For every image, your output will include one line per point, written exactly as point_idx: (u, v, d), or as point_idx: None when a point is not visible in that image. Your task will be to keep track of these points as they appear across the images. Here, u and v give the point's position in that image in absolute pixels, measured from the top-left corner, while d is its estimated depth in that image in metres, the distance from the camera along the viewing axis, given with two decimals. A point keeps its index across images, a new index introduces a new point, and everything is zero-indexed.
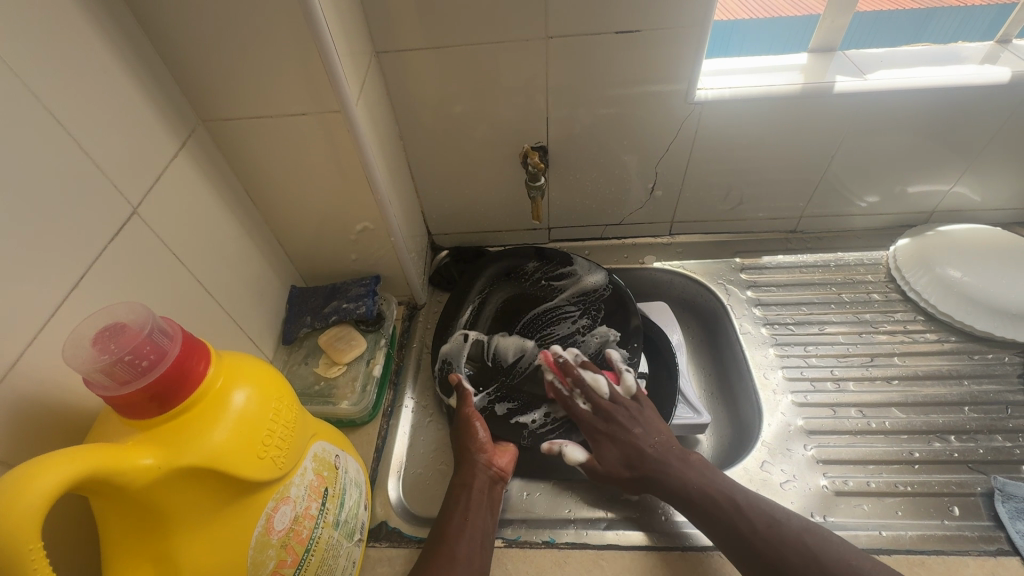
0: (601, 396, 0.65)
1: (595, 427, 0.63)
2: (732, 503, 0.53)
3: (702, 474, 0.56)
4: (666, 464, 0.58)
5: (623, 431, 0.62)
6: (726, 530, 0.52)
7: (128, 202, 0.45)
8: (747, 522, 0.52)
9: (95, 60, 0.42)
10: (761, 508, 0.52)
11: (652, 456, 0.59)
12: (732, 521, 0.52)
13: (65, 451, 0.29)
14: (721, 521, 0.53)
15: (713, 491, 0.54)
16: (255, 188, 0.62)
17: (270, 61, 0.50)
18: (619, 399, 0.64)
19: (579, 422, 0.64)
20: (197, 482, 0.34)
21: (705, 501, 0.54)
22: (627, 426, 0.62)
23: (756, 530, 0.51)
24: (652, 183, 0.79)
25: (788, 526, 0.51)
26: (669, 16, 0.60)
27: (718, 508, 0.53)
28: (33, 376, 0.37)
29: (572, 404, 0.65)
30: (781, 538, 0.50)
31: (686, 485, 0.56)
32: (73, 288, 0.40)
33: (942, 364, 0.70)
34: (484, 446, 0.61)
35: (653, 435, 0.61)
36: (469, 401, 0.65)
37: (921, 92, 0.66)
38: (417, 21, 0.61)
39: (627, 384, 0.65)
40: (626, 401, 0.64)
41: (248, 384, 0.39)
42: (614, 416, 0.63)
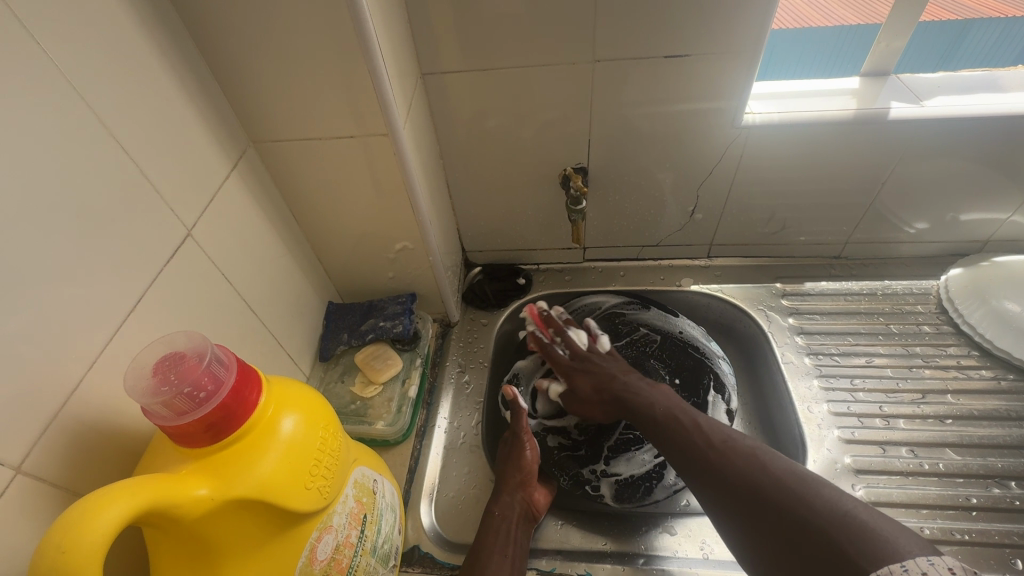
0: (581, 347, 0.70)
1: (573, 367, 0.68)
2: (690, 421, 0.55)
3: (664, 400, 0.60)
4: (639, 391, 0.62)
5: (600, 366, 0.67)
6: (682, 446, 0.54)
7: (183, 225, 0.46)
8: (702, 436, 0.53)
9: (156, 87, 0.43)
10: (720, 429, 0.54)
11: (620, 381, 0.64)
12: (689, 440, 0.54)
13: (126, 483, 0.30)
14: (677, 439, 0.55)
15: (676, 415, 0.57)
16: (299, 207, 0.62)
17: (322, 85, 0.51)
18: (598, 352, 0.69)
19: (559, 364, 0.69)
20: (247, 512, 0.34)
21: (664, 421, 0.57)
22: (604, 364, 0.67)
23: (712, 445, 0.52)
24: (692, 207, 0.78)
25: (739, 439, 0.52)
26: (718, 40, 0.59)
27: (679, 426, 0.56)
28: (92, 400, 0.37)
29: (553, 349, 0.70)
30: (731, 448, 0.51)
31: (650, 407, 0.59)
32: (131, 311, 0.41)
33: (1000, 404, 0.67)
34: (523, 479, 0.60)
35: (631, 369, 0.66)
36: (521, 420, 0.64)
37: (983, 120, 0.63)
38: (462, 43, 0.62)
39: (603, 342, 0.71)
40: (603, 354, 0.69)
41: (297, 412, 0.39)
42: (589, 360, 0.68)
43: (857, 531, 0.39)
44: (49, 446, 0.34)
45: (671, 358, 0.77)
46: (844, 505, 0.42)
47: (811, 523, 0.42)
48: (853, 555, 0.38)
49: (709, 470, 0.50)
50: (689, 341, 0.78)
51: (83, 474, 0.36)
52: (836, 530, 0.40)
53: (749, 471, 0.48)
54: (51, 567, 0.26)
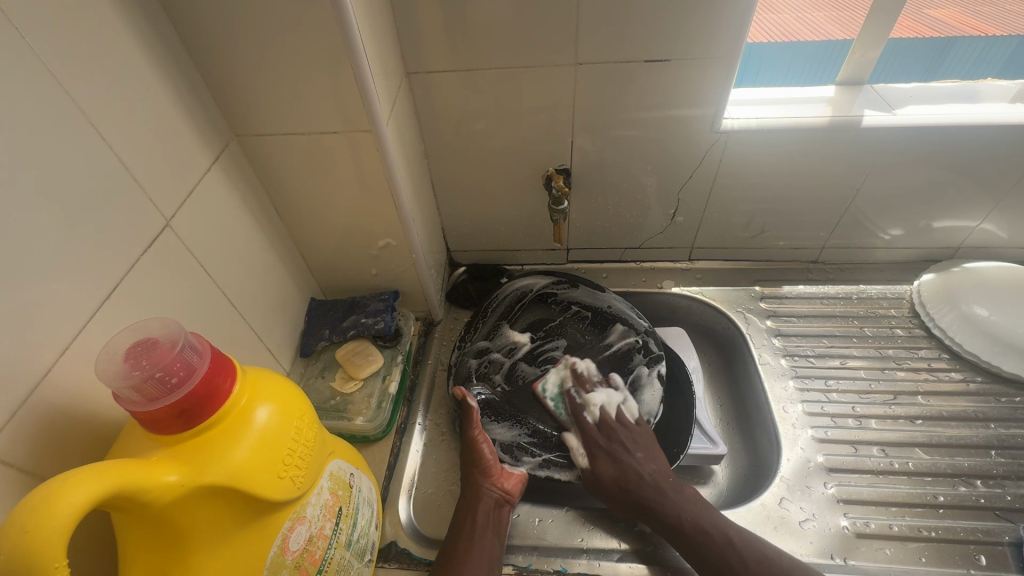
0: (611, 416, 0.65)
1: (598, 441, 0.63)
2: (724, 537, 0.54)
3: (692, 508, 0.57)
4: (663, 495, 0.58)
5: (625, 454, 0.62)
6: (716, 561, 0.53)
7: (162, 216, 0.46)
8: (738, 555, 0.53)
9: (137, 77, 0.43)
10: (756, 546, 0.54)
11: (651, 483, 0.59)
12: (726, 559, 0.53)
13: (93, 467, 0.30)
14: (713, 555, 0.53)
15: (705, 529, 0.55)
16: (281, 202, 0.63)
17: (306, 81, 0.51)
18: (625, 422, 0.65)
19: (586, 432, 0.64)
20: (217, 500, 0.34)
21: (695, 533, 0.55)
22: (624, 449, 0.62)
23: (748, 565, 0.52)
24: (673, 210, 0.79)
25: (777, 565, 0.52)
26: (698, 46, 0.61)
27: (711, 541, 0.54)
28: (63, 387, 0.37)
29: (581, 415, 0.66)
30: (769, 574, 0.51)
31: (680, 521, 0.56)
32: (106, 299, 0.41)
33: (968, 405, 0.69)
34: (486, 470, 0.61)
35: (648, 464, 0.61)
36: (473, 420, 0.64)
37: (953, 130, 0.65)
38: (447, 44, 0.62)
39: (648, 409, 0.67)
40: (615, 422, 0.65)
41: (272, 402, 0.39)
42: (616, 434, 0.64)
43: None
44: (20, 431, 0.34)
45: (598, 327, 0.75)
46: None
47: None
48: None
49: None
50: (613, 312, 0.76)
51: (52, 460, 0.36)
52: None
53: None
54: (14, 548, 0.26)
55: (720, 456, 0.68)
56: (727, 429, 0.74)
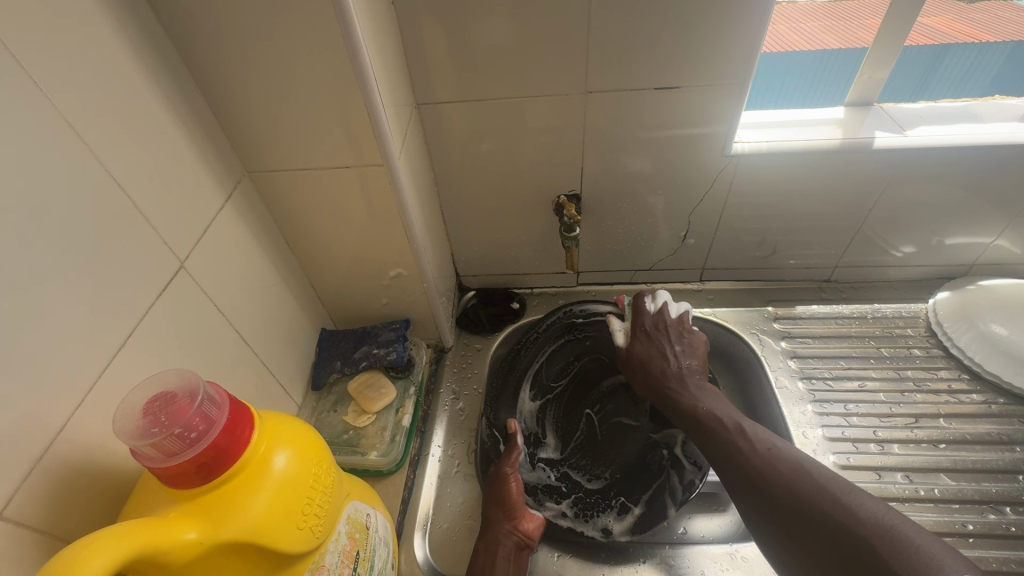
0: (661, 314, 0.72)
1: (642, 329, 0.71)
2: (735, 427, 0.59)
3: (708, 402, 0.64)
4: (682, 386, 0.67)
5: (666, 342, 0.70)
6: (726, 447, 0.58)
7: (176, 257, 0.46)
8: (745, 441, 0.57)
9: (151, 121, 0.44)
10: (766, 438, 0.57)
11: (676, 374, 0.67)
12: (733, 443, 0.58)
13: (111, 530, 0.29)
14: (720, 441, 0.59)
15: (719, 416, 0.61)
16: (292, 236, 0.62)
17: (319, 120, 0.51)
18: (680, 322, 0.71)
19: (636, 321, 0.73)
20: (237, 555, 0.34)
21: (699, 416, 0.62)
22: (669, 340, 0.69)
23: (756, 450, 0.56)
24: (684, 231, 0.79)
25: (785, 448, 0.55)
26: (707, 72, 0.61)
27: (725, 431, 0.59)
28: (78, 441, 0.36)
29: (642, 307, 0.73)
30: (778, 455, 0.54)
31: (693, 408, 0.64)
32: (122, 345, 0.40)
33: (992, 427, 0.67)
34: (511, 512, 0.59)
35: (687, 358, 0.69)
36: (509, 458, 0.64)
37: (965, 150, 0.65)
38: (456, 76, 0.63)
39: (682, 310, 0.72)
40: (672, 322, 0.71)
41: (289, 447, 0.38)
42: (663, 330, 0.70)
43: (899, 548, 0.43)
44: (35, 490, 0.33)
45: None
46: (893, 522, 0.45)
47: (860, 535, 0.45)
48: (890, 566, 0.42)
49: (752, 470, 0.55)
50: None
51: (66, 518, 0.35)
52: (881, 548, 0.43)
53: (794, 480, 0.52)
54: None
55: None
56: None
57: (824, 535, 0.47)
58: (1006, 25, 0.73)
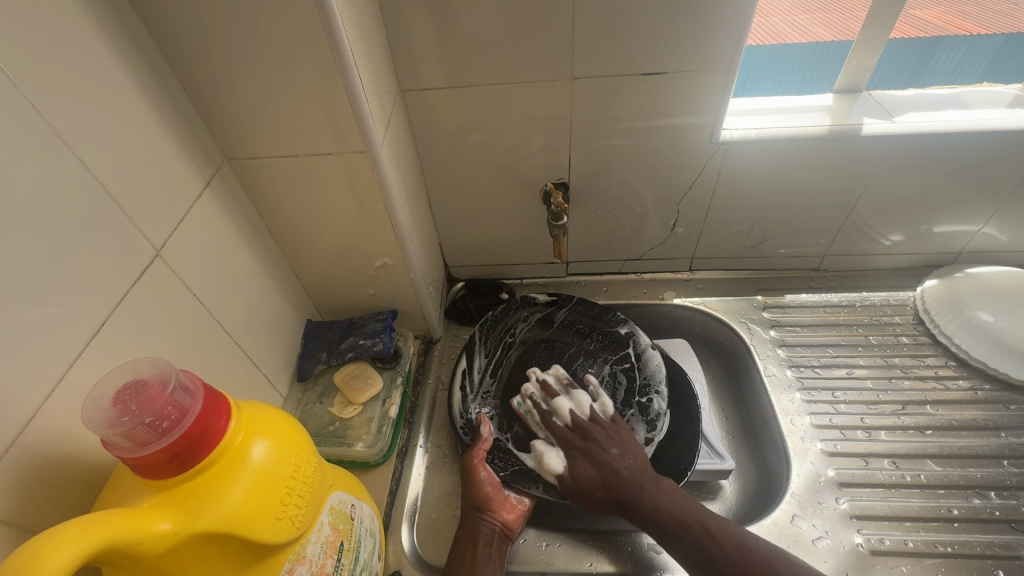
0: (582, 416, 0.64)
1: (573, 441, 0.62)
2: (700, 527, 0.53)
3: (672, 500, 0.55)
4: (641, 489, 0.56)
5: (601, 449, 0.60)
6: (701, 558, 0.51)
7: (152, 246, 0.45)
8: (716, 546, 0.51)
9: (125, 106, 0.42)
10: (733, 532, 0.52)
11: (629, 478, 0.57)
12: (705, 546, 0.51)
13: (81, 520, 0.28)
14: (693, 549, 0.52)
15: (683, 518, 0.54)
16: (275, 225, 0.61)
17: (298, 104, 0.50)
18: (597, 421, 0.63)
19: (556, 433, 0.63)
20: (214, 545, 0.33)
21: (675, 528, 0.53)
22: (605, 443, 0.61)
23: (727, 556, 0.50)
24: (673, 221, 0.78)
25: (756, 543, 0.51)
26: (695, 59, 0.60)
27: (691, 535, 0.52)
28: (49, 432, 0.35)
29: (551, 420, 0.64)
30: (751, 558, 0.49)
31: (657, 516, 0.55)
32: (95, 336, 0.39)
33: (977, 413, 0.68)
34: (484, 505, 0.59)
35: (629, 458, 0.60)
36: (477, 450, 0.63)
37: (954, 136, 0.65)
38: (442, 62, 0.62)
39: (603, 408, 0.65)
40: (604, 422, 0.63)
41: (268, 437, 0.37)
42: (592, 432, 0.62)
43: None
44: (4, 483, 0.32)
45: (504, 320, 0.76)
46: None
47: None
48: None
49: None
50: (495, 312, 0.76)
51: (38, 511, 0.34)
52: None
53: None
54: None
55: (729, 471, 0.66)
56: (733, 442, 0.73)
57: None
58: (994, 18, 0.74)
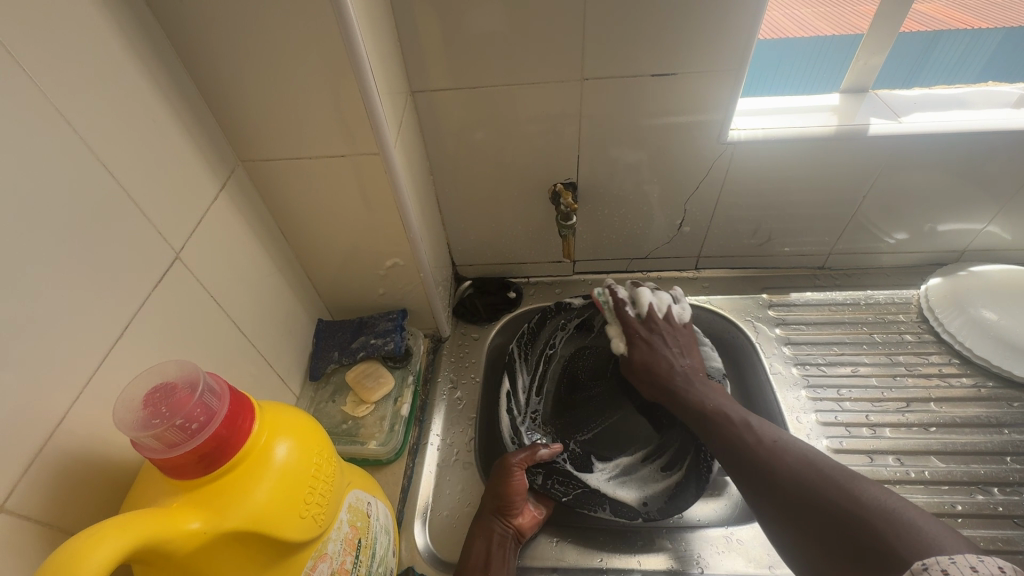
0: (657, 315, 0.69)
1: (640, 332, 0.68)
2: (741, 420, 0.57)
3: (717, 398, 0.61)
4: (690, 383, 0.63)
5: (663, 344, 0.67)
6: (728, 441, 0.56)
7: (171, 248, 0.45)
8: (751, 434, 0.55)
9: (144, 110, 0.43)
10: (769, 429, 0.56)
11: (681, 374, 0.64)
12: (738, 433, 0.56)
13: (115, 520, 0.29)
14: (724, 435, 0.57)
15: (725, 411, 0.59)
16: (287, 226, 0.62)
17: (313, 107, 0.50)
18: (671, 320, 0.69)
19: (627, 325, 0.69)
20: (241, 543, 0.34)
21: (714, 418, 0.59)
22: (663, 342, 0.67)
23: (761, 443, 0.54)
24: (680, 220, 0.79)
25: (791, 442, 0.54)
26: (704, 59, 0.60)
27: (726, 423, 0.58)
28: (77, 434, 0.36)
29: (624, 309, 0.70)
30: (783, 449, 0.53)
31: (702, 405, 0.61)
32: (117, 338, 0.40)
33: (981, 411, 0.69)
34: (507, 509, 0.59)
35: (684, 356, 0.66)
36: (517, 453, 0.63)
37: (960, 136, 0.65)
38: (453, 63, 0.62)
39: (661, 300, 0.71)
40: (659, 319, 0.69)
41: (289, 437, 0.38)
42: (659, 329, 0.68)
43: (899, 527, 0.42)
44: (35, 484, 0.33)
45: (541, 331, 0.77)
46: (895, 505, 0.44)
47: (866, 521, 0.44)
48: (892, 544, 0.41)
49: (757, 462, 0.53)
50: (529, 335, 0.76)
51: (67, 512, 0.35)
52: (891, 533, 0.42)
53: (802, 473, 0.50)
54: None
55: None
56: None
57: (821, 517, 0.46)
58: (992, 5, 0.72)
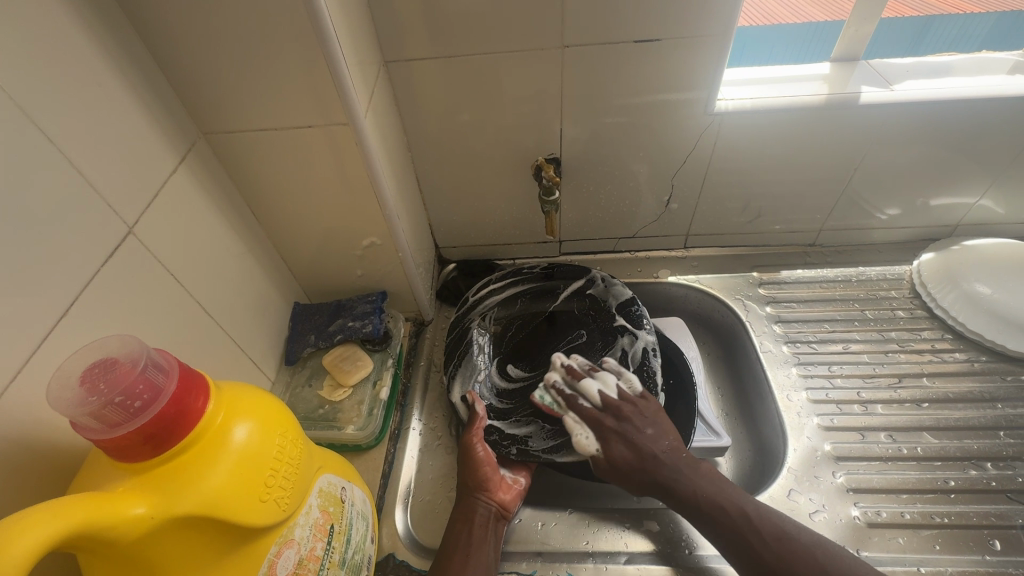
0: (612, 397, 0.61)
1: (608, 425, 0.60)
2: (741, 514, 0.52)
3: (707, 483, 0.55)
4: (676, 473, 0.56)
5: (637, 430, 0.58)
6: (736, 539, 0.51)
7: (124, 223, 0.43)
8: (755, 532, 0.50)
9: (89, 74, 0.40)
10: (773, 521, 0.51)
11: (664, 461, 0.57)
12: (744, 536, 0.50)
13: (49, 504, 0.27)
14: (730, 531, 0.51)
15: (724, 505, 0.53)
16: (256, 204, 0.59)
17: (275, 72, 0.47)
18: (630, 398, 0.61)
19: (588, 417, 0.61)
20: (195, 529, 0.32)
21: (716, 513, 0.53)
22: (638, 425, 0.59)
23: (768, 543, 0.49)
24: (668, 196, 0.76)
25: (797, 531, 0.50)
26: (692, 25, 0.57)
27: (728, 519, 0.52)
28: (16, 416, 0.34)
29: (579, 401, 0.62)
30: (795, 544, 0.49)
31: (695, 495, 0.54)
32: (64, 315, 0.37)
33: (974, 385, 0.67)
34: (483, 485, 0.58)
35: (662, 437, 0.58)
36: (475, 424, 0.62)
37: (954, 104, 0.63)
38: (427, 32, 0.59)
39: (632, 386, 0.62)
40: (635, 400, 0.61)
41: (250, 419, 0.36)
42: (624, 413, 0.60)
43: None
44: None
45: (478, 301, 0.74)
46: None
47: None
48: None
49: (770, 567, 0.48)
50: (493, 283, 0.75)
51: (7, 499, 0.33)
52: None
53: (820, 571, 0.47)
54: None
55: (724, 448, 0.66)
56: (729, 418, 0.73)
57: None
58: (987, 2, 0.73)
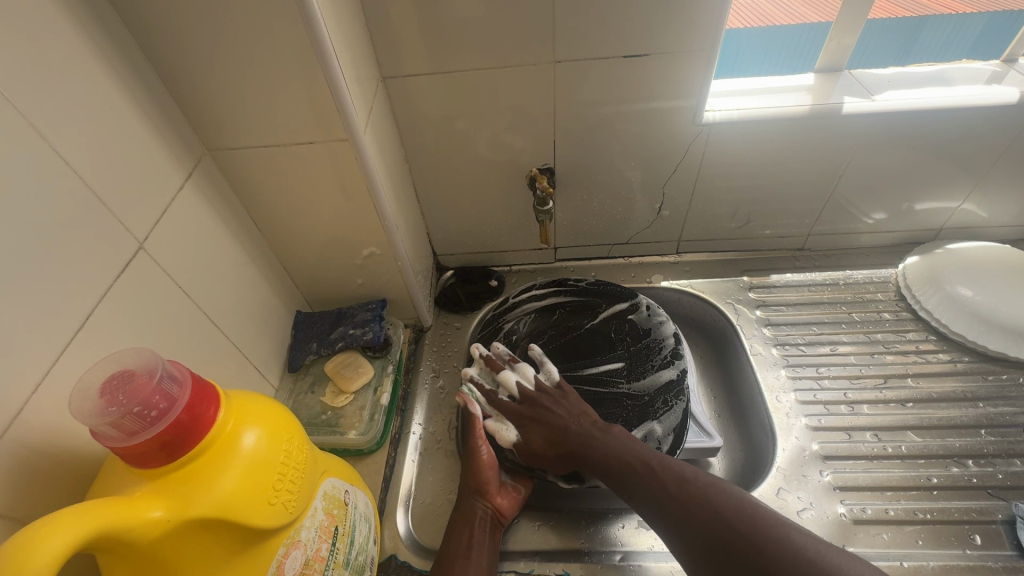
0: (528, 388, 0.64)
1: (524, 411, 0.62)
2: (644, 467, 0.53)
3: (618, 444, 0.56)
4: (589, 439, 0.58)
5: (548, 412, 0.61)
6: (639, 492, 0.51)
7: (135, 238, 0.45)
8: (659, 483, 0.51)
9: (102, 97, 0.42)
10: (674, 470, 0.51)
11: (579, 434, 0.59)
12: (649, 488, 0.51)
13: (72, 509, 0.29)
14: (636, 486, 0.52)
15: (629, 461, 0.54)
16: (260, 216, 0.61)
17: (279, 92, 0.50)
18: (546, 389, 0.64)
19: (502, 405, 0.64)
20: (206, 530, 0.34)
21: (623, 470, 0.53)
22: (551, 407, 0.62)
23: (670, 493, 0.49)
24: (658, 204, 0.79)
25: (696, 480, 0.49)
26: (678, 39, 0.60)
27: (632, 472, 0.53)
28: (36, 425, 0.36)
29: (495, 394, 0.65)
30: (691, 493, 0.48)
31: (608, 459, 0.55)
32: (80, 328, 0.39)
33: (957, 385, 0.70)
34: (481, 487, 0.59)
35: (583, 415, 0.61)
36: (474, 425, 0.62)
37: (932, 113, 0.65)
38: (424, 48, 0.61)
39: (547, 373, 0.66)
40: (551, 389, 0.64)
41: (258, 426, 0.38)
42: (540, 402, 0.63)
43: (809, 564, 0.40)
44: None
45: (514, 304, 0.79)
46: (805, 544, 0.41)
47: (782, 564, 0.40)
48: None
49: (670, 513, 0.48)
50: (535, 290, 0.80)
51: (29, 504, 0.35)
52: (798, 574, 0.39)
53: (712, 513, 0.45)
54: None
55: (717, 448, 0.67)
56: (721, 422, 0.74)
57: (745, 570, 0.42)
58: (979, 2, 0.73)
